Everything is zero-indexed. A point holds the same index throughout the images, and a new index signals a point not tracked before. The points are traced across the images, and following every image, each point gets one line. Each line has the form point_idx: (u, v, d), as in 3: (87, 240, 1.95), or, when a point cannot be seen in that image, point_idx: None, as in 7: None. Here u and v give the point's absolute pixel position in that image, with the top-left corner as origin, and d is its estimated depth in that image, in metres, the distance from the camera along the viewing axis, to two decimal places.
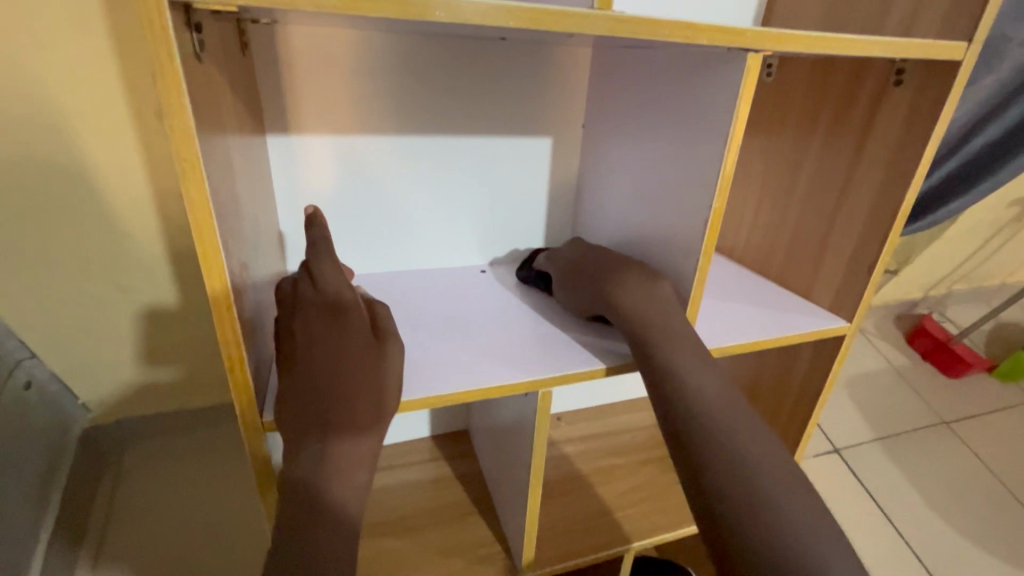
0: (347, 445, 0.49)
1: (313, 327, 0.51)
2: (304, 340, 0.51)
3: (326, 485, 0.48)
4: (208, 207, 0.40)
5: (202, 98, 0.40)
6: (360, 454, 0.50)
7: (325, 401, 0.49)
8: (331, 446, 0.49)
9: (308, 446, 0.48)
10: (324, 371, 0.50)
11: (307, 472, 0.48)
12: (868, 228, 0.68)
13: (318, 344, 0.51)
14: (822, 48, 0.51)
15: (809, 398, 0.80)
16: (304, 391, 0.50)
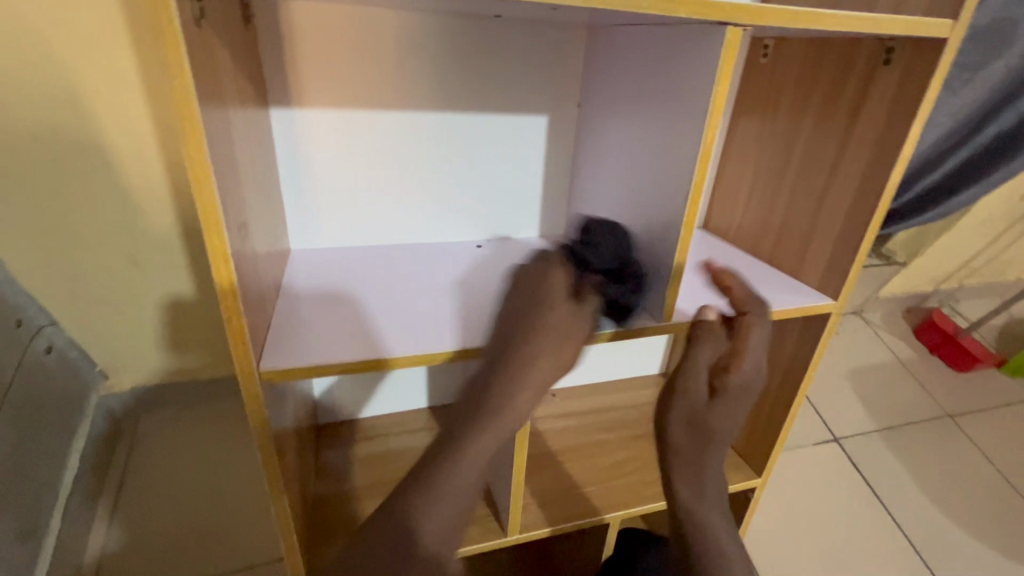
0: (455, 483, 0.60)
1: (519, 360, 0.60)
2: (504, 370, 0.61)
3: (429, 506, 0.59)
4: (206, 163, 0.42)
5: (202, 63, 0.42)
6: (460, 496, 0.61)
7: (472, 438, 0.60)
8: (443, 479, 0.60)
9: (444, 471, 0.60)
10: (494, 413, 0.61)
11: (418, 491, 0.60)
12: (856, 207, 0.69)
13: (514, 372, 0.60)
14: (802, 22, 0.52)
15: (795, 375, 0.82)
16: (463, 423, 0.62)
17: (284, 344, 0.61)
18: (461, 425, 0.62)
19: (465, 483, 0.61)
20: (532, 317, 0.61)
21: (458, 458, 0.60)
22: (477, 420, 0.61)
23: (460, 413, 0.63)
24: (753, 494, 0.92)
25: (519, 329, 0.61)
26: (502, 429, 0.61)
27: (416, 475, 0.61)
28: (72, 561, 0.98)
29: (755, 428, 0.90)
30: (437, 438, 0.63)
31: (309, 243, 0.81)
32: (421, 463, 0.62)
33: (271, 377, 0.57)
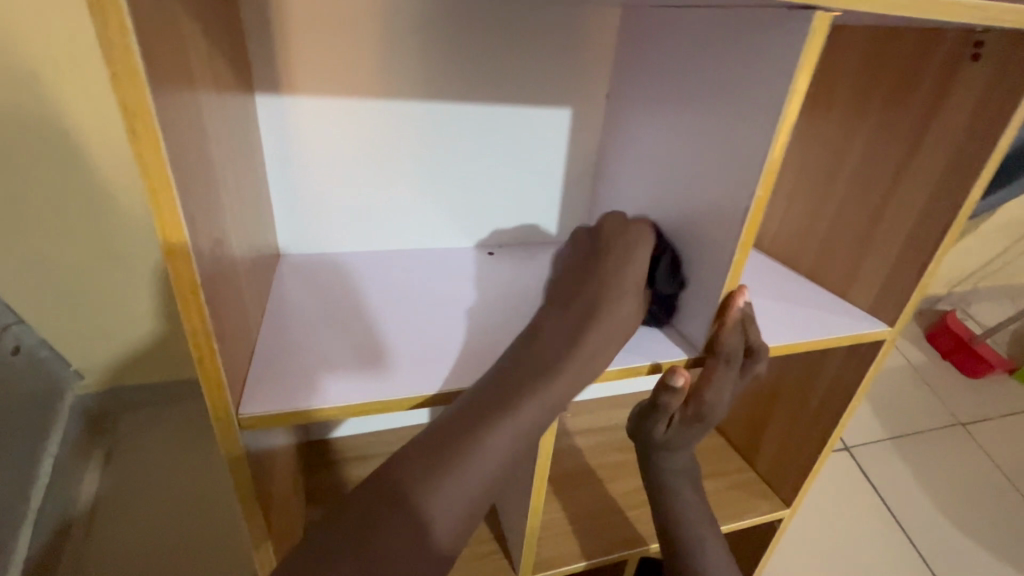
0: (509, 430, 0.48)
1: (607, 321, 0.53)
2: (594, 324, 0.52)
3: (457, 471, 0.45)
4: (167, 171, 0.32)
5: (163, 41, 0.33)
6: (482, 474, 0.46)
7: (534, 390, 0.49)
8: (495, 429, 0.47)
9: (496, 421, 0.47)
10: (565, 364, 0.51)
11: (438, 463, 0.45)
12: (922, 223, 0.62)
13: (596, 333, 0.52)
14: (907, 10, 0.43)
15: (836, 404, 0.74)
16: (523, 372, 0.50)
17: (271, 376, 0.50)
18: (521, 372, 0.50)
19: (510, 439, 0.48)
20: (625, 279, 0.55)
21: (517, 400, 0.48)
22: (542, 372, 0.50)
23: (506, 368, 0.50)
24: (779, 523, 0.86)
25: (615, 286, 0.54)
26: (566, 386, 0.51)
27: (426, 445, 0.47)
28: (56, 518, 0.95)
29: (785, 455, 0.83)
30: (476, 385, 0.50)
31: (301, 247, 0.72)
32: (448, 420, 0.48)
33: (253, 423, 0.46)
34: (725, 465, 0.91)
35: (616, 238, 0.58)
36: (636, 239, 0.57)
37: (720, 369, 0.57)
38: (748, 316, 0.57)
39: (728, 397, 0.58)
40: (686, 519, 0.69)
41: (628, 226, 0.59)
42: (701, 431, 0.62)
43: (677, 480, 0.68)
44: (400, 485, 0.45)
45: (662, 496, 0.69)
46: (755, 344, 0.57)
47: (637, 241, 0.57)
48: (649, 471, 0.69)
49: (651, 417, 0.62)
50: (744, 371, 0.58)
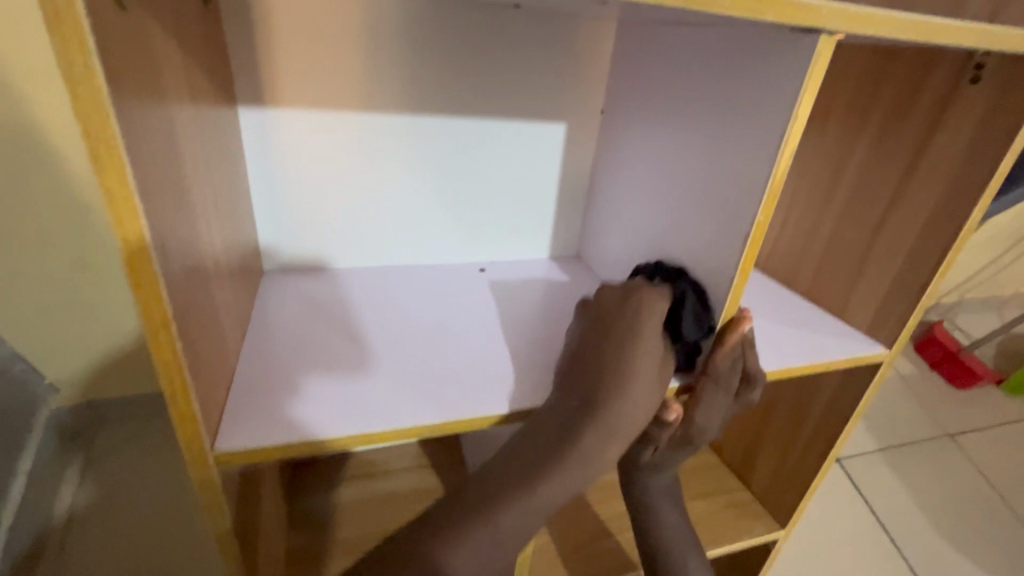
0: (522, 513, 0.44)
1: (613, 408, 0.47)
2: (591, 418, 0.47)
3: (475, 538, 0.43)
4: (133, 199, 0.30)
5: (134, 59, 0.31)
6: (510, 538, 0.44)
7: (540, 482, 0.45)
8: (511, 502, 0.44)
9: (516, 491, 0.45)
10: (568, 460, 0.46)
11: (447, 530, 0.43)
12: (921, 245, 0.61)
13: (597, 428, 0.46)
14: (911, 35, 0.42)
15: (832, 425, 0.73)
16: (531, 461, 0.46)
17: (250, 405, 0.47)
18: (526, 460, 0.46)
19: (523, 526, 0.44)
20: (628, 363, 0.49)
21: (524, 487, 0.45)
22: (535, 468, 0.46)
23: (533, 433, 0.48)
24: (773, 545, 0.84)
25: (613, 371, 0.49)
26: (573, 481, 0.46)
27: (439, 514, 0.45)
28: (33, 530, 0.91)
29: (780, 475, 0.82)
30: (493, 456, 0.48)
31: (287, 264, 0.70)
32: (474, 481, 0.46)
33: (231, 459, 0.43)
34: (719, 485, 0.90)
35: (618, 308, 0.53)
36: (638, 309, 0.53)
37: (709, 391, 0.54)
38: (748, 342, 0.55)
39: (717, 421, 0.56)
40: (669, 542, 0.65)
41: (626, 300, 0.54)
42: (689, 456, 0.59)
43: (661, 501, 0.65)
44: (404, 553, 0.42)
45: (649, 524, 0.65)
46: (752, 370, 0.55)
47: (642, 314, 0.52)
48: (631, 494, 0.65)
49: (640, 443, 0.59)
50: (738, 397, 0.56)
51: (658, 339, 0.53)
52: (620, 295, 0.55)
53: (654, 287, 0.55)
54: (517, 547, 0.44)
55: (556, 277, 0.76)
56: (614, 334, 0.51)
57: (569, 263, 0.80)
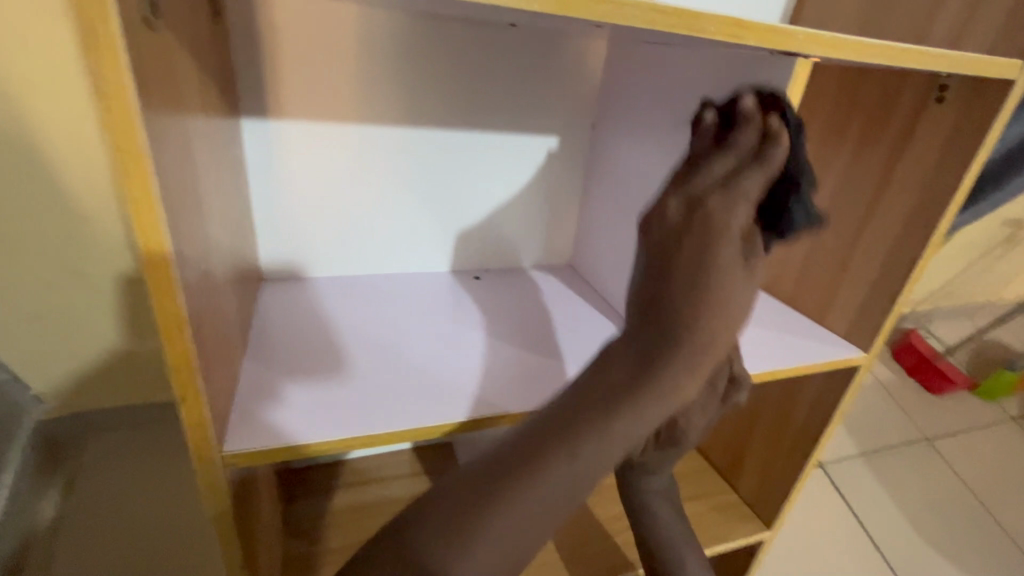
0: (569, 473, 0.41)
1: (692, 338, 0.43)
2: (673, 353, 0.43)
3: (512, 509, 0.40)
4: (156, 205, 0.31)
5: (158, 75, 0.33)
6: (576, 490, 0.41)
7: (588, 439, 0.42)
8: (555, 463, 0.41)
9: (561, 449, 0.41)
10: (623, 409, 0.42)
11: (481, 502, 0.40)
12: (894, 254, 0.65)
13: (675, 359, 0.43)
14: (882, 60, 0.45)
15: (815, 426, 0.76)
16: (586, 409, 0.43)
17: (256, 409, 0.49)
18: (580, 410, 0.43)
19: (575, 486, 0.42)
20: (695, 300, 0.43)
21: (573, 442, 0.42)
22: (601, 411, 0.42)
23: (593, 384, 0.44)
24: (760, 545, 0.87)
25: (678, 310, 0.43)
26: (633, 431, 0.42)
27: (467, 487, 0.41)
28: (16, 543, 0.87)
29: (766, 477, 0.85)
30: (545, 406, 0.45)
31: (287, 272, 0.71)
32: (523, 437, 0.43)
33: (237, 462, 0.44)
34: (707, 488, 0.92)
35: (689, 227, 0.44)
36: (709, 224, 0.43)
37: (690, 394, 0.56)
38: (731, 346, 0.57)
39: (702, 423, 0.57)
40: (663, 540, 0.67)
41: (696, 211, 0.43)
42: (675, 460, 0.61)
43: (655, 500, 0.66)
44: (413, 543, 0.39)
45: (643, 523, 0.67)
46: (737, 373, 0.58)
47: (712, 227, 0.43)
48: (627, 496, 0.67)
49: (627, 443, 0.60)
50: (724, 400, 0.58)
51: (742, 245, 0.44)
52: (684, 205, 0.44)
53: (741, 184, 0.42)
54: (577, 499, 0.42)
55: (549, 285, 0.78)
56: (684, 255, 0.43)
57: (561, 271, 0.83)
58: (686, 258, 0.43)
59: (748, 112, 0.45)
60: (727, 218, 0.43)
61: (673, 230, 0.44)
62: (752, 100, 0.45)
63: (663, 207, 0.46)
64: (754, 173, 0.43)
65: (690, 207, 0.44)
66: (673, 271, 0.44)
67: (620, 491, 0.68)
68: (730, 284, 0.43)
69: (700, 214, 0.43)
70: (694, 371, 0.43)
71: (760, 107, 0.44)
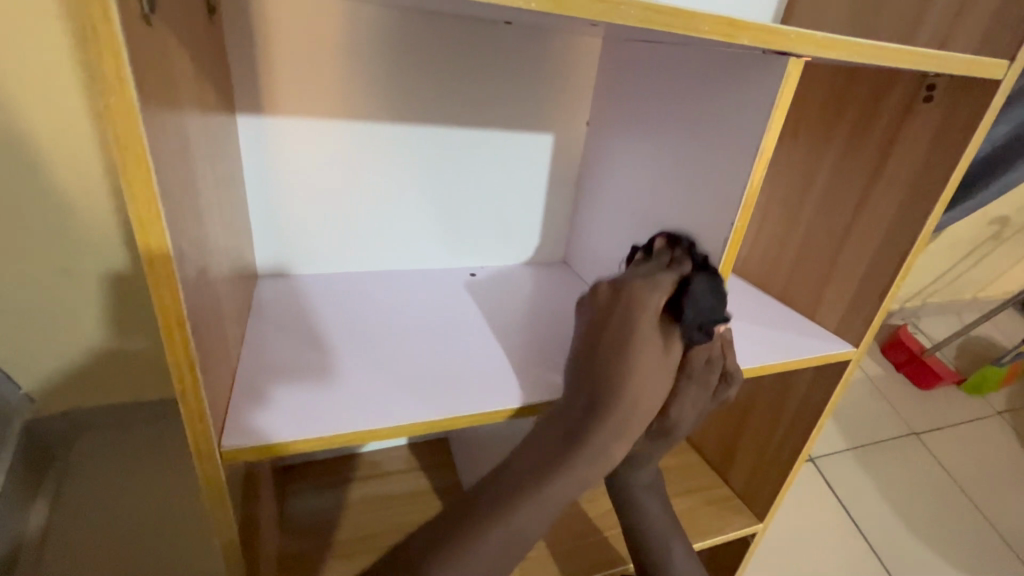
0: (513, 530, 0.45)
1: (619, 408, 0.48)
2: (599, 423, 0.48)
3: (461, 563, 0.44)
4: (156, 204, 0.31)
5: (156, 72, 0.33)
6: (509, 553, 0.46)
7: (532, 496, 0.46)
8: (500, 520, 0.45)
9: (510, 503, 0.46)
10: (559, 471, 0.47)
11: (437, 553, 0.44)
12: (883, 251, 0.66)
13: (604, 427, 0.48)
14: (871, 59, 0.46)
15: (805, 420, 0.77)
16: (530, 469, 0.48)
17: (253, 404, 0.49)
18: (524, 470, 0.48)
19: (517, 541, 0.46)
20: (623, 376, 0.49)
21: (519, 499, 0.46)
22: (538, 471, 0.47)
23: (536, 449, 0.49)
24: (751, 537, 0.88)
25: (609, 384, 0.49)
26: (564, 493, 0.47)
27: (430, 540, 0.46)
28: None
29: (757, 470, 0.86)
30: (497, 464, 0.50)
31: (283, 269, 0.71)
32: (474, 494, 0.48)
33: (237, 455, 0.44)
34: (700, 482, 0.93)
35: (616, 309, 0.51)
36: (630, 300, 0.51)
37: (683, 386, 0.56)
38: (725, 341, 0.58)
39: (693, 416, 0.58)
40: (656, 533, 0.68)
41: (620, 295, 0.52)
42: (662, 449, 0.62)
43: (641, 492, 0.67)
44: (406, 565, 0.45)
45: (636, 516, 0.68)
46: (729, 369, 0.58)
47: (636, 310, 0.50)
48: (615, 488, 0.68)
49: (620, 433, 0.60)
50: (716, 394, 0.58)
51: (658, 330, 0.50)
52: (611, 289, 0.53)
53: (656, 278, 0.52)
54: (510, 562, 0.46)
55: (544, 282, 0.79)
56: (613, 331, 0.51)
57: (556, 268, 0.83)
58: (614, 338, 0.50)
59: (659, 250, 0.57)
60: (644, 300, 0.50)
61: (605, 309, 0.52)
62: (662, 241, 0.58)
63: (595, 297, 0.54)
64: (664, 275, 0.52)
65: (615, 296, 0.52)
66: (603, 346, 0.51)
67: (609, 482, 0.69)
68: (649, 367, 0.49)
69: (622, 308, 0.51)
70: (618, 442, 0.48)
71: (668, 244, 0.57)
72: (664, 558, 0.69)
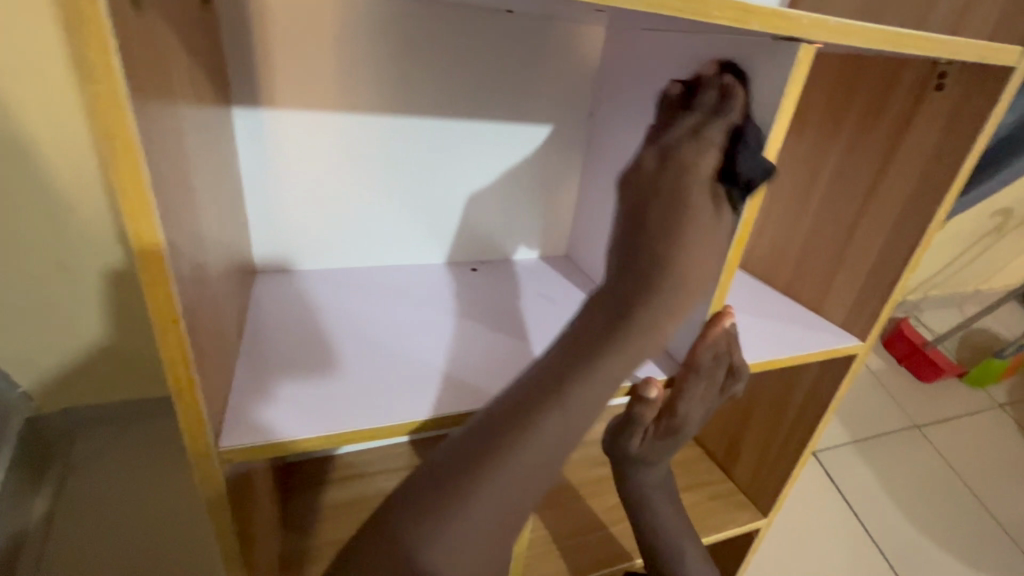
0: (530, 453, 0.45)
1: (656, 301, 0.48)
2: (638, 308, 0.48)
3: (477, 494, 0.44)
4: (148, 197, 0.30)
5: (148, 61, 0.31)
6: (542, 454, 0.45)
7: (543, 426, 0.45)
8: (515, 445, 0.44)
9: (524, 432, 0.45)
10: (569, 397, 0.46)
11: (448, 485, 0.44)
12: (892, 242, 0.65)
13: (645, 310, 0.48)
14: (885, 45, 0.45)
15: (812, 414, 0.76)
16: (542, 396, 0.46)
17: (253, 405, 0.48)
18: (538, 396, 0.46)
19: (538, 465, 0.46)
20: (670, 242, 0.49)
21: (531, 427, 0.45)
22: (562, 381, 0.46)
23: (557, 369, 0.47)
24: (757, 533, 0.87)
25: (653, 256, 0.49)
26: (574, 421, 0.46)
27: (439, 468, 0.45)
28: None
29: (762, 465, 0.85)
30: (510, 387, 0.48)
31: (281, 265, 0.70)
32: (484, 419, 0.46)
33: (234, 456, 0.43)
34: (704, 477, 0.92)
35: (662, 174, 0.50)
36: (679, 168, 0.50)
37: (692, 380, 0.56)
38: (733, 335, 0.57)
39: (700, 411, 0.57)
40: (661, 529, 0.68)
41: (670, 161, 0.50)
42: (673, 447, 0.60)
43: (653, 490, 0.66)
44: (405, 516, 0.43)
45: (641, 512, 0.67)
46: (738, 365, 0.58)
47: (682, 176, 0.49)
48: (625, 488, 0.66)
49: (625, 433, 0.59)
50: (724, 390, 0.58)
51: (710, 192, 0.50)
52: (658, 155, 0.51)
53: (705, 133, 0.49)
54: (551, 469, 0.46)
55: (546, 276, 0.78)
56: (660, 205, 0.50)
57: (558, 262, 0.82)
58: (662, 209, 0.50)
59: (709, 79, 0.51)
60: (693, 163, 0.49)
61: (650, 184, 0.51)
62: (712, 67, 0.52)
63: (637, 168, 0.52)
64: (716, 125, 0.49)
65: (661, 162, 0.50)
66: (648, 227, 0.50)
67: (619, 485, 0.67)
68: (698, 240, 0.50)
69: (671, 169, 0.50)
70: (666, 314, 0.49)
71: (721, 71, 0.51)
72: (668, 554, 0.68)
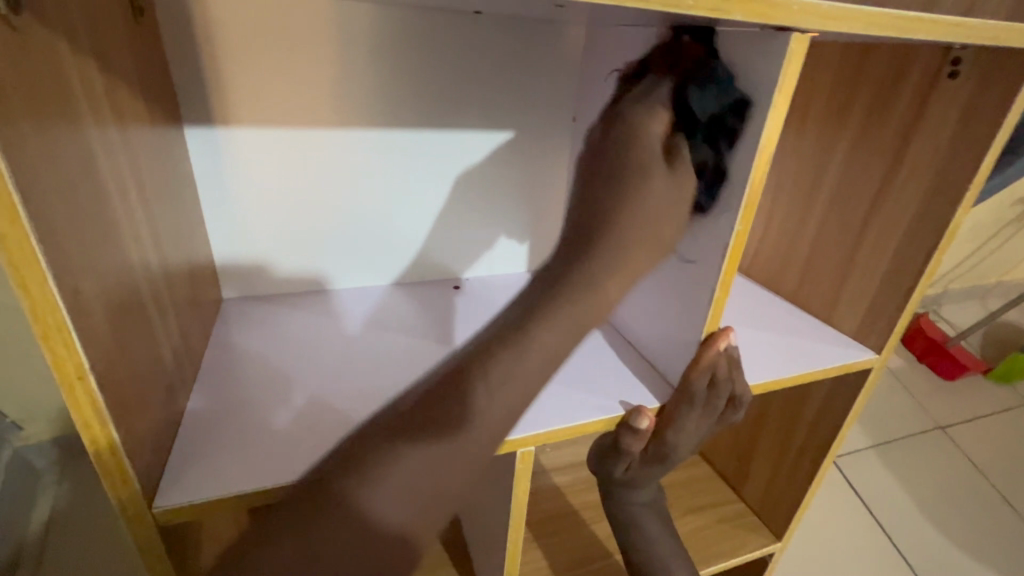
0: (483, 402, 0.44)
1: (603, 245, 0.47)
2: (580, 261, 0.47)
3: (411, 455, 0.42)
4: (30, 240, 0.27)
5: (27, 84, 0.27)
6: (458, 453, 0.43)
7: (495, 375, 0.44)
8: (466, 395, 0.44)
9: (476, 378, 0.44)
10: (524, 343, 0.45)
11: (392, 442, 0.43)
12: (906, 246, 0.59)
13: (585, 271, 0.46)
14: (888, 29, 0.39)
15: (825, 431, 0.71)
16: (505, 334, 0.46)
17: (201, 453, 0.44)
18: (507, 330, 0.46)
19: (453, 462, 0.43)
20: (596, 257, 0.46)
21: (483, 378, 0.44)
22: (506, 350, 0.45)
23: (513, 327, 0.46)
24: (771, 557, 0.82)
25: (600, 212, 0.47)
26: (541, 357, 0.45)
27: (383, 433, 0.44)
28: None
29: (774, 485, 0.80)
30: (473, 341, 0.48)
31: (250, 291, 0.66)
32: (420, 400, 0.45)
33: (174, 516, 0.40)
34: (713, 497, 0.87)
35: (603, 147, 0.49)
36: (623, 134, 0.47)
37: (683, 409, 0.52)
38: (732, 361, 0.51)
39: (693, 440, 0.53)
40: (659, 563, 0.63)
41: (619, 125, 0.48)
42: (665, 476, 0.56)
43: (646, 516, 0.62)
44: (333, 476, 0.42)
45: (636, 543, 0.63)
46: (738, 391, 0.52)
47: (627, 144, 0.47)
48: (613, 513, 0.62)
49: (609, 458, 0.56)
50: (719, 418, 0.53)
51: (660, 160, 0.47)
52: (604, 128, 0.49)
53: (653, 100, 0.47)
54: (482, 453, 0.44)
55: None
56: (609, 163, 0.48)
57: None
58: (609, 173, 0.48)
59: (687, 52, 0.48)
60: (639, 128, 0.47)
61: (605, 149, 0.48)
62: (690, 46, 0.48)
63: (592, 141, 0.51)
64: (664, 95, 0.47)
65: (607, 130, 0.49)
66: (596, 180, 0.48)
67: (608, 511, 0.63)
68: (643, 193, 0.47)
69: (616, 134, 0.48)
70: (607, 278, 0.47)
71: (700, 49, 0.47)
72: None
